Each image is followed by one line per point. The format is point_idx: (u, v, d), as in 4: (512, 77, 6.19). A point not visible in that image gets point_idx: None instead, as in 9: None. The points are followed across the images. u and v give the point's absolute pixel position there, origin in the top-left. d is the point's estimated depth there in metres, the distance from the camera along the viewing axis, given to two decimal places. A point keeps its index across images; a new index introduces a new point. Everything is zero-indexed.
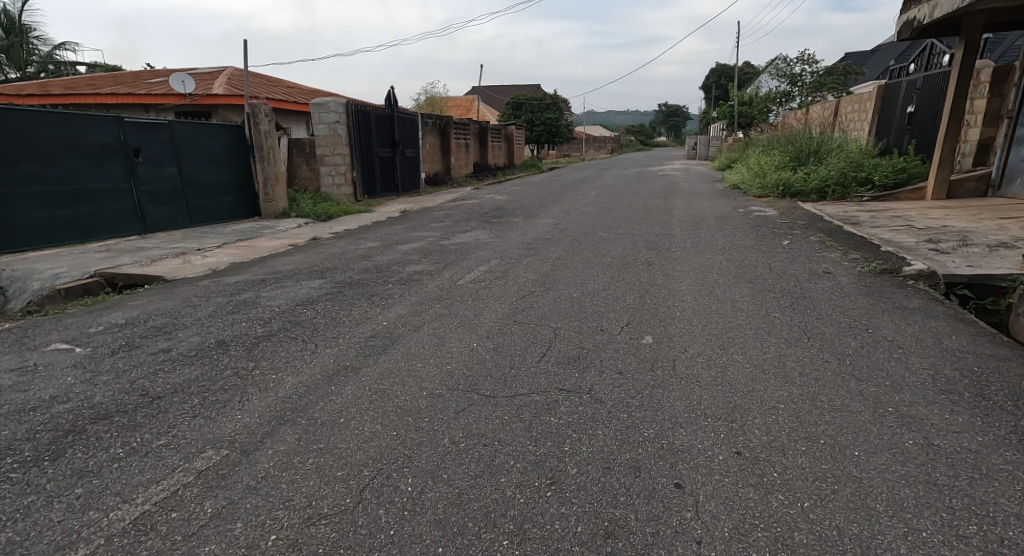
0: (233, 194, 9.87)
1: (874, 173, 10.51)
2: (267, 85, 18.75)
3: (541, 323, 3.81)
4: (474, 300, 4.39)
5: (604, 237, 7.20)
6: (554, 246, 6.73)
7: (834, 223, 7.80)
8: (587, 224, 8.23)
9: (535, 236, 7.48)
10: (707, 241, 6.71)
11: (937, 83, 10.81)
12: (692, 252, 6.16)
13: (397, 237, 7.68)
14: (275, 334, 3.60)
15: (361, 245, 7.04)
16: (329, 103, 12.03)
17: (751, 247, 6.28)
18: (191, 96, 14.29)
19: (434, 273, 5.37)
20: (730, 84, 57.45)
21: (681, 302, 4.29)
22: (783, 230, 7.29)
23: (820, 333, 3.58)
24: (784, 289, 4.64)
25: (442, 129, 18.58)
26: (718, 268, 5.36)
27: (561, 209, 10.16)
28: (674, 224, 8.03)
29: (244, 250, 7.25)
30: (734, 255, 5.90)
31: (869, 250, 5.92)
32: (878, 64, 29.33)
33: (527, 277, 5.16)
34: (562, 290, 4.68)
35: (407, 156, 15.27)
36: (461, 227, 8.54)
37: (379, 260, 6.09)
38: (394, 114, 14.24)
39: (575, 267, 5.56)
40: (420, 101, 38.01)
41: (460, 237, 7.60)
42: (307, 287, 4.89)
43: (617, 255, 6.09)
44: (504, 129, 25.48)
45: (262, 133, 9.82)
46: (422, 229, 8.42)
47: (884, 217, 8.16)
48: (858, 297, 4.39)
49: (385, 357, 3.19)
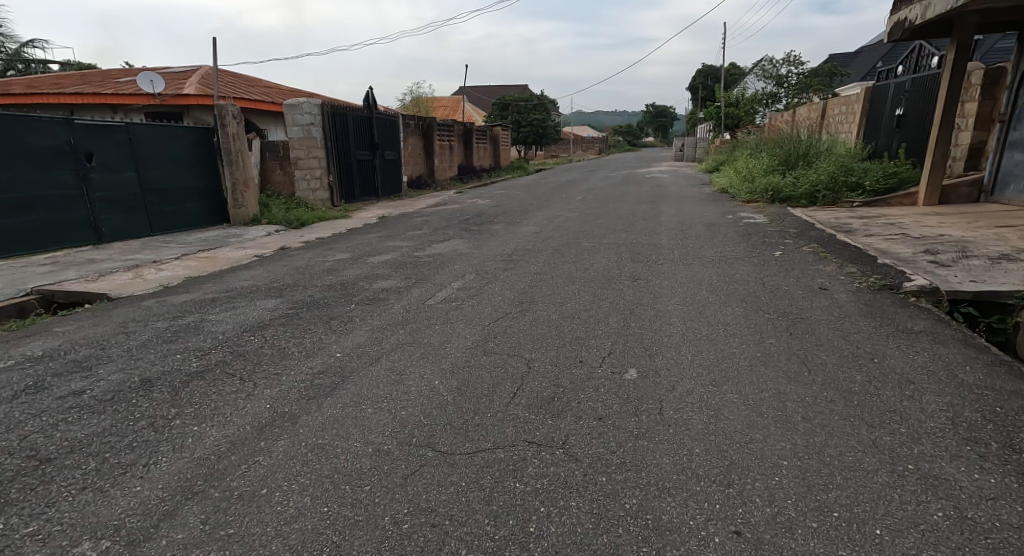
0: (198, 200, 9.39)
1: (864, 177, 10.21)
2: (244, 86, 18.21)
3: (513, 353, 3.44)
4: (441, 324, 4.00)
5: (589, 247, 6.84)
6: (535, 258, 6.35)
7: (827, 231, 7.50)
8: (572, 233, 7.87)
9: (516, 246, 7.11)
10: (696, 252, 6.37)
11: (928, 85, 10.55)
12: (680, 264, 5.82)
13: (370, 248, 7.26)
14: (211, 369, 3.20)
15: (329, 257, 6.61)
16: (303, 104, 11.55)
17: (743, 259, 5.95)
18: (160, 96, 13.74)
19: (402, 291, 4.97)
20: (717, 86, 57.66)
21: (668, 326, 3.94)
22: (774, 240, 6.97)
23: (821, 365, 3.23)
24: (779, 309, 4.30)
25: (425, 130, 18.14)
26: (707, 285, 5.02)
27: (545, 215, 9.79)
28: (663, 232, 7.70)
29: (204, 263, 6.80)
30: (724, 269, 5.56)
31: (866, 262, 5.60)
32: (864, 65, 29.31)
33: (503, 295, 4.78)
34: (539, 311, 4.30)
35: (387, 159, 14.80)
36: (438, 235, 8.13)
37: (346, 275, 5.67)
38: (373, 115, 13.78)
39: (556, 283, 5.19)
40: (405, 101, 37.50)
41: (437, 247, 7.19)
42: (261, 308, 4.48)
43: (601, 269, 5.73)
44: (490, 130, 25.06)
45: (229, 136, 9.35)
46: (397, 239, 8.00)
47: (877, 224, 7.88)
48: (859, 319, 4.05)
49: (332, 400, 2.79)
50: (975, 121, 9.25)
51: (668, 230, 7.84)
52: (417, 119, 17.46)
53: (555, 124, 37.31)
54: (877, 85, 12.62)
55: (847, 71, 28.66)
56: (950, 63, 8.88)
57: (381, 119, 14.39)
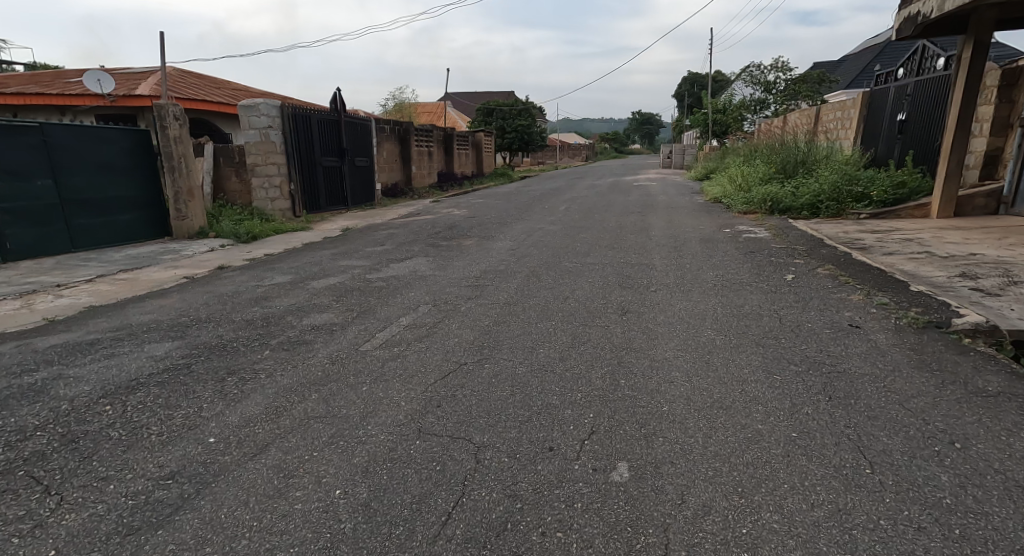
0: (134, 211, 8.39)
1: (870, 187, 9.37)
2: (208, 88, 17.14)
3: (459, 434, 2.50)
4: (370, 383, 3.04)
5: (570, 268, 5.93)
6: (506, 282, 5.44)
7: (839, 248, 6.66)
8: (551, 250, 6.96)
9: (488, 266, 6.19)
10: (696, 276, 5.45)
11: (934, 88, 9.80)
12: (677, 291, 4.93)
13: (319, 269, 6.29)
14: (11, 467, 2.21)
15: (266, 281, 5.64)
16: (260, 105, 10.60)
17: (752, 285, 5.05)
18: (110, 97, 12.68)
19: (336, 330, 4.00)
20: (702, 92, 57.52)
21: (669, 387, 3.02)
22: (782, 259, 6.10)
23: (885, 457, 2.34)
24: (806, 358, 3.40)
25: (401, 136, 17.21)
26: (713, 321, 4.12)
27: (524, 228, 8.88)
28: (655, 250, 6.80)
29: (119, 286, 5.79)
30: (729, 298, 4.67)
31: (896, 290, 4.73)
32: (851, 71, 28.98)
33: (462, 337, 3.84)
34: (500, 362, 3.37)
35: (358, 165, 13.79)
36: (400, 253, 7.18)
37: (277, 305, 4.70)
38: (341, 119, 12.82)
39: (528, 317, 4.27)
40: (388, 105, 36.58)
41: (396, 268, 6.23)
42: (148, 353, 3.49)
43: (585, 298, 4.81)
44: (472, 136, 24.19)
45: (170, 139, 8.37)
46: (353, 257, 7.04)
47: (893, 239, 7.04)
48: (913, 374, 3.16)
49: (163, 538, 1.84)
50: (991, 127, 8.44)
51: (659, 247, 6.96)
52: (392, 123, 16.54)
53: (541, 130, 36.57)
54: (877, 88, 11.89)
55: (835, 76, 28.37)
56: (965, 63, 8.07)
57: (350, 123, 13.41)
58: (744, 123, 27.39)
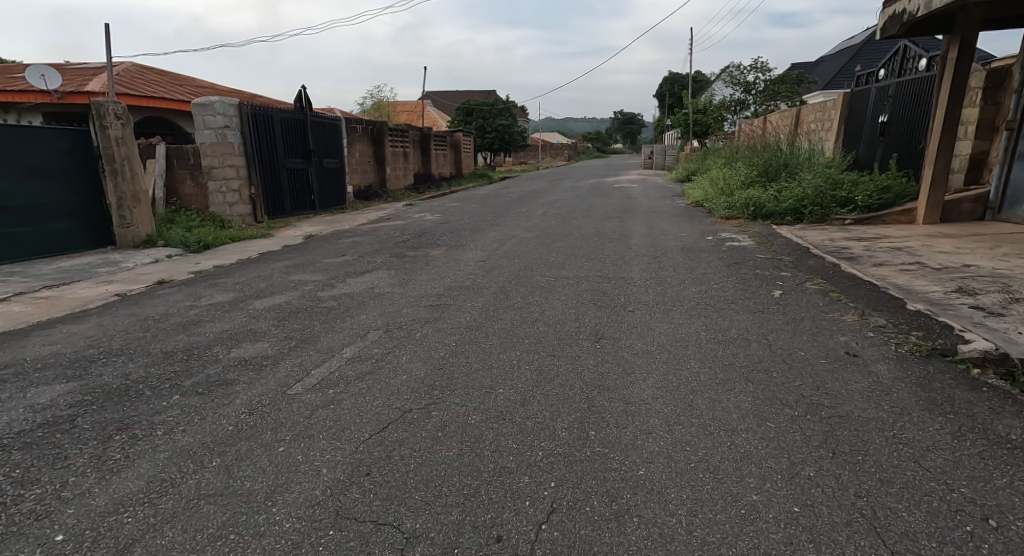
0: (69, 218, 7.94)
1: (855, 192, 9.04)
2: (168, 86, 16.37)
3: (386, 518, 2.04)
4: (289, 442, 2.54)
5: (542, 283, 5.46)
6: (470, 300, 4.96)
7: (827, 258, 6.27)
8: (523, 261, 6.49)
9: (453, 281, 5.68)
10: (676, 293, 5.01)
11: (918, 90, 9.51)
12: (655, 312, 4.49)
13: (267, 285, 5.74)
14: None
15: (203, 301, 5.09)
16: (215, 103, 10.01)
17: (738, 304, 4.63)
18: (55, 93, 12.04)
19: (266, 364, 3.48)
20: (683, 92, 57.53)
21: (644, 442, 2.57)
22: (768, 271, 5.70)
23: (908, 545, 1.93)
24: (802, 398, 2.96)
25: (373, 136, 16.60)
26: (695, 350, 3.68)
27: (496, 236, 8.40)
28: (634, 261, 6.36)
29: (36, 306, 5.19)
30: (713, 320, 4.24)
31: (892, 308, 4.33)
32: (829, 71, 29.02)
33: (411, 374, 3.34)
34: (450, 409, 2.89)
35: (326, 167, 13.16)
36: (360, 265, 6.65)
37: (205, 332, 4.16)
38: (307, 119, 12.21)
39: (490, 346, 3.79)
40: (366, 104, 35.81)
41: (352, 284, 5.70)
42: (28, 400, 2.95)
43: (555, 320, 4.34)
44: (450, 136, 23.62)
45: (110, 139, 8.01)
46: (309, 270, 6.49)
47: (881, 248, 6.70)
48: (924, 417, 2.73)
49: None
50: (977, 129, 8.14)
51: (638, 258, 6.53)
52: (364, 123, 15.92)
53: (521, 129, 36.10)
54: (859, 89, 11.61)
55: (813, 77, 28.38)
56: (951, 64, 7.67)
57: (317, 123, 12.79)
58: (724, 123, 27.23)
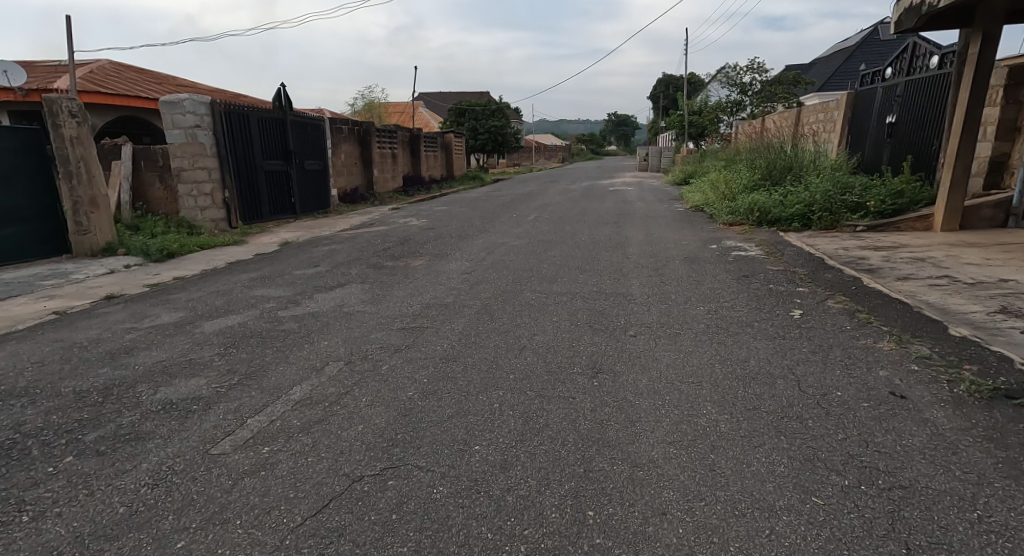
0: (19, 225, 7.35)
1: (866, 197, 8.49)
2: (146, 84, 15.75)
3: None
4: (193, 534, 1.96)
5: (531, 301, 4.88)
6: (449, 322, 4.37)
7: (845, 270, 5.72)
8: (513, 273, 5.93)
9: (432, 297, 5.09)
10: (682, 313, 4.45)
11: (930, 88, 8.99)
12: (660, 337, 3.93)
13: (224, 302, 5.14)
14: None
15: (147, 323, 4.51)
16: (184, 101, 9.41)
17: (752, 329, 4.07)
18: (20, 90, 11.40)
19: (193, 409, 2.89)
20: (678, 94, 57.14)
21: (656, 532, 2.01)
22: (782, 287, 5.16)
23: None
24: (851, 460, 2.38)
25: (360, 137, 15.97)
26: (710, 390, 3.11)
27: (484, 243, 7.83)
28: (633, 274, 5.80)
29: None
30: (727, 349, 3.68)
31: (931, 332, 3.76)
32: (826, 71, 28.63)
33: (368, 424, 2.74)
34: (410, 478, 2.29)
35: (308, 169, 12.51)
36: (333, 278, 6.07)
37: (133, 364, 3.57)
38: (287, 118, 11.59)
39: (467, 384, 3.20)
40: (356, 105, 35.19)
41: (319, 301, 5.10)
42: None
43: (544, 348, 3.76)
44: (441, 137, 23.03)
45: (64, 139, 7.39)
46: (276, 283, 5.89)
47: (901, 257, 6.16)
48: (1012, 489, 2.15)
49: None
50: (998, 130, 7.57)
51: (636, 269, 5.99)
52: (351, 123, 15.30)
53: (514, 130, 35.52)
54: (865, 89, 11.09)
55: (812, 78, 27.92)
56: (971, 60, 7.10)
57: (298, 123, 12.16)
58: (720, 125, 26.84)
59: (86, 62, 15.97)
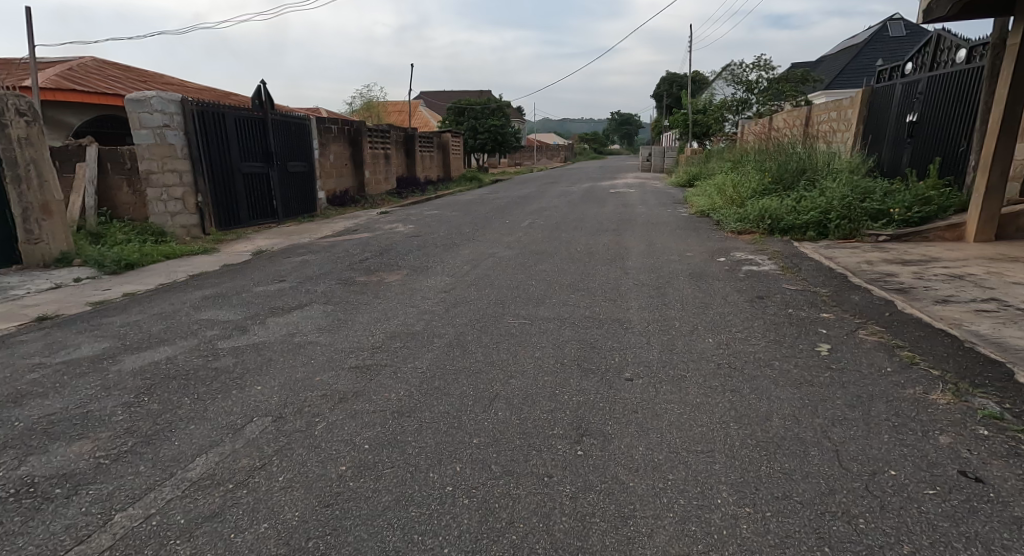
0: None
1: (887, 203, 7.79)
2: (127, 81, 15.12)
3: None
4: None
5: (512, 330, 4.20)
6: (412, 359, 3.70)
7: (873, 290, 5.04)
8: (496, 292, 5.26)
9: (399, 324, 4.42)
10: (687, 348, 3.78)
11: (956, 85, 8.29)
12: (661, 383, 3.25)
13: (160, 328, 4.47)
14: None
15: (60, 356, 3.84)
16: (152, 99, 8.79)
17: (772, 370, 3.39)
18: None
19: (53, 493, 2.23)
20: (682, 92, 56.29)
21: None
22: (803, 311, 4.48)
23: None
24: None
25: (350, 137, 15.30)
26: (724, 465, 2.43)
27: (470, 254, 7.15)
28: (632, 294, 5.11)
29: None
30: (743, 401, 3.01)
31: (995, 380, 3.08)
32: (834, 68, 27.80)
33: (275, 522, 2.09)
34: None
35: (291, 171, 11.85)
36: (295, 297, 5.41)
37: (13, 418, 2.90)
38: (267, 117, 10.94)
39: (417, 455, 2.53)
40: (353, 104, 34.51)
41: (269, 328, 4.43)
42: None
43: (521, 399, 3.09)
44: (438, 137, 22.37)
45: (10, 140, 6.74)
46: (228, 304, 5.22)
47: (934, 274, 5.48)
48: None
49: None
50: None
51: (636, 288, 5.31)
52: (340, 123, 14.64)
53: (515, 130, 34.96)
54: (882, 86, 10.39)
55: (821, 76, 27.13)
56: (1010, 53, 6.42)
57: (280, 122, 11.49)
58: (724, 124, 26.11)
59: (67, 60, 15.35)
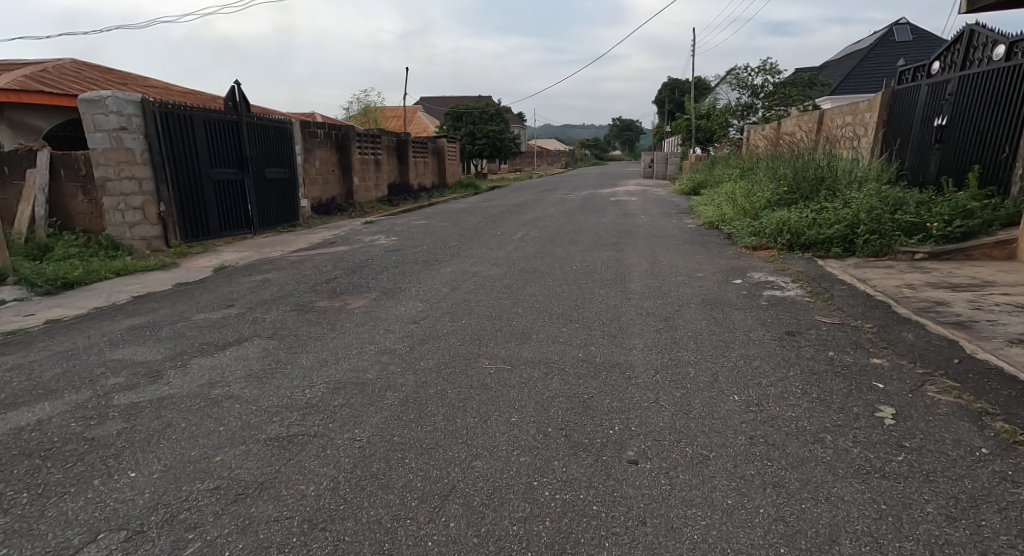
0: None
1: (923, 217, 6.93)
2: (104, 81, 14.37)
3: None
4: None
5: (486, 381, 3.32)
6: (351, 425, 2.83)
7: (929, 323, 4.17)
8: (472, 324, 4.40)
9: (346, 371, 3.55)
10: (708, 411, 2.90)
11: (994, 85, 7.44)
12: (679, 472, 2.38)
13: (54, 374, 3.62)
14: None
15: None
16: (109, 99, 8.03)
17: (825, 450, 2.52)
18: None
19: None
20: (684, 98, 55.49)
21: None
22: (848, 354, 3.61)
23: None
24: None
25: (337, 141, 14.45)
26: None
27: (451, 273, 6.30)
28: (637, 328, 4.24)
29: None
30: (793, 508, 2.14)
31: None
32: (841, 72, 26.97)
33: None
34: None
35: (269, 177, 11.01)
36: (236, 329, 4.54)
37: None
38: (242, 120, 10.10)
39: None
40: (350, 109, 33.70)
41: (186, 374, 3.57)
42: None
43: (484, 501, 2.22)
44: (432, 142, 21.51)
45: None
46: (154, 338, 4.37)
47: (995, 302, 4.62)
48: None
49: None
50: None
51: (641, 319, 4.44)
52: (325, 126, 13.80)
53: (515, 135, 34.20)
54: (904, 87, 9.54)
55: (829, 80, 26.31)
56: None
57: (258, 125, 10.65)
58: (728, 130, 25.26)
59: (42, 61, 14.57)
